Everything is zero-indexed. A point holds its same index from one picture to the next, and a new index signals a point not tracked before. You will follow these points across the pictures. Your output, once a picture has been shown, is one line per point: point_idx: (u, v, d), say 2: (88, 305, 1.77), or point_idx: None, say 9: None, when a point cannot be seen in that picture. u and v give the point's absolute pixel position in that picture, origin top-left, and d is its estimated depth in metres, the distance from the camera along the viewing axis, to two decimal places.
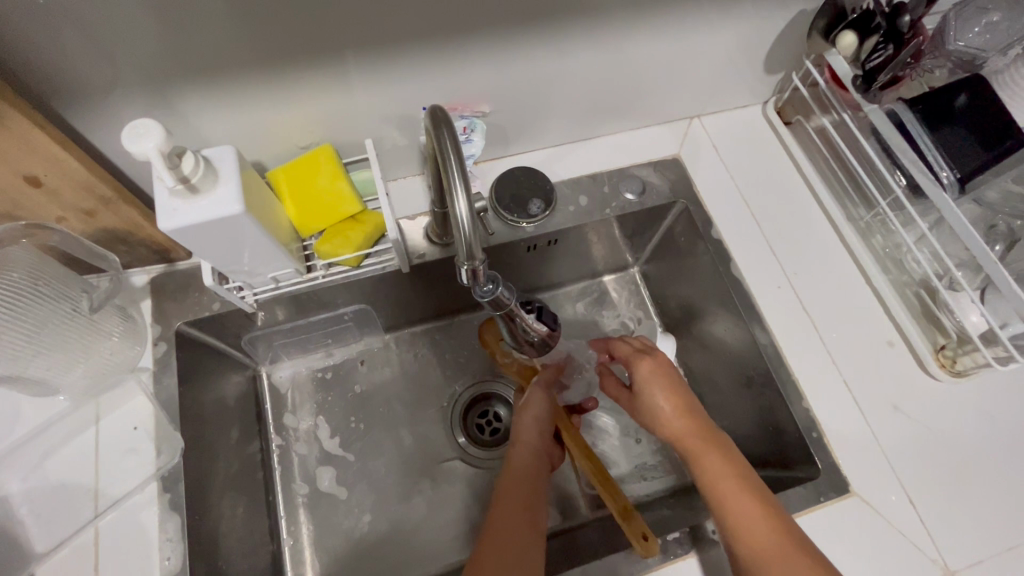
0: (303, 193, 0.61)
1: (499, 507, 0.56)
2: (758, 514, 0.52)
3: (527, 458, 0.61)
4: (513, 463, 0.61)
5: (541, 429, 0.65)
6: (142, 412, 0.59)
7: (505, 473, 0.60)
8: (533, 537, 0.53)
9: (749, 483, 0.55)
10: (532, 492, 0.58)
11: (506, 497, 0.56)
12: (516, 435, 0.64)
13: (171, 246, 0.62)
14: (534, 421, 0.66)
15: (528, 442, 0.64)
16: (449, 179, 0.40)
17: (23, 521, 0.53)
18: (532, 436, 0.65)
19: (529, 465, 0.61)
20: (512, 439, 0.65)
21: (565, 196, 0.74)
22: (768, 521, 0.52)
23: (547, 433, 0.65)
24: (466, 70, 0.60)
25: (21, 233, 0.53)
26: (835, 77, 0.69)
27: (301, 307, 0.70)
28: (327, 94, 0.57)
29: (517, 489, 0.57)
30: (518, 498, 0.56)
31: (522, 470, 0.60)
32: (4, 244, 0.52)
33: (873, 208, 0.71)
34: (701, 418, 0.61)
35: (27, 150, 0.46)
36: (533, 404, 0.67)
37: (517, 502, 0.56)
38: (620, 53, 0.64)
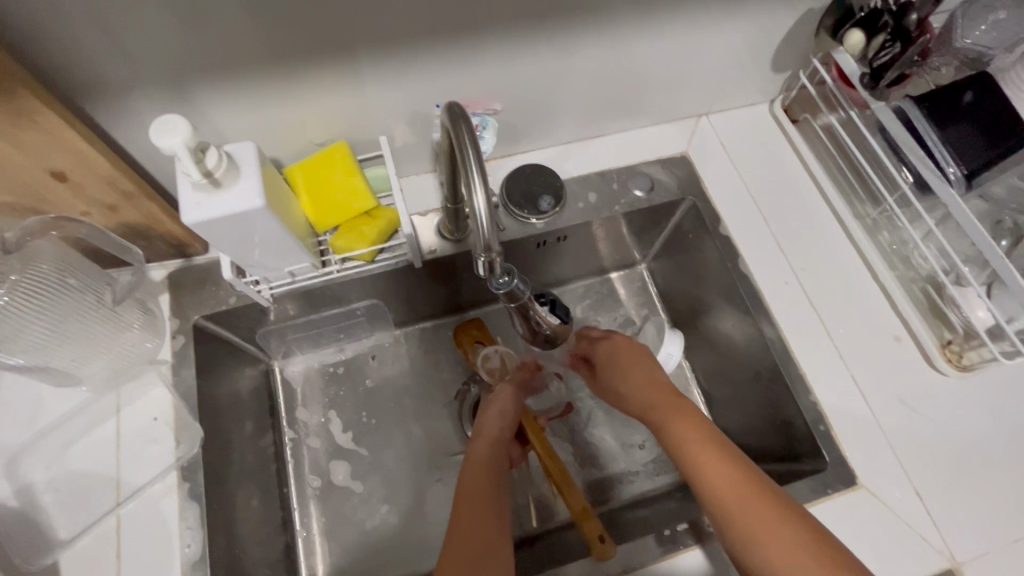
0: (319, 188, 0.62)
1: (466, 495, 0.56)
2: (729, 469, 0.51)
3: (488, 450, 0.63)
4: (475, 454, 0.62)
5: (504, 422, 0.67)
6: (161, 403, 0.60)
7: (471, 462, 0.61)
8: (497, 525, 0.53)
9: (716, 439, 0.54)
10: (493, 478, 0.59)
11: (468, 486, 0.57)
12: (477, 428, 0.66)
13: (189, 241, 0.64)
14: (498, 415, 0.67)
15: (491, 434, 0.65)
16: (467, 174, 0.41)
17: (46, 508, 0.55)
18: (495, 429, 0.66)
19: (490, 455, 0.62)
20: (473, 432, 0.66)
21: (575, 193, 0.75)
22: (736, 474, 0.51)
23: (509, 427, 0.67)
24: (479, 69, 0.61)
25: (49, 226, 0.54)
26: (842, 75, 0.69)
27: (315, 302, 0.71)
28: (343, 92, 0.59)
29: (482, 479, 0.58)
30: (483, 485, 0.57)
31: (482, 461, 0.61)
32: (33, 238, 0.53)
33: (880, 205, 0.71)
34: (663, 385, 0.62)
35: (55, 145, 0.47)
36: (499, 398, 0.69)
37: (482, 490, 0.56)
38: (630, 51, 0.66)
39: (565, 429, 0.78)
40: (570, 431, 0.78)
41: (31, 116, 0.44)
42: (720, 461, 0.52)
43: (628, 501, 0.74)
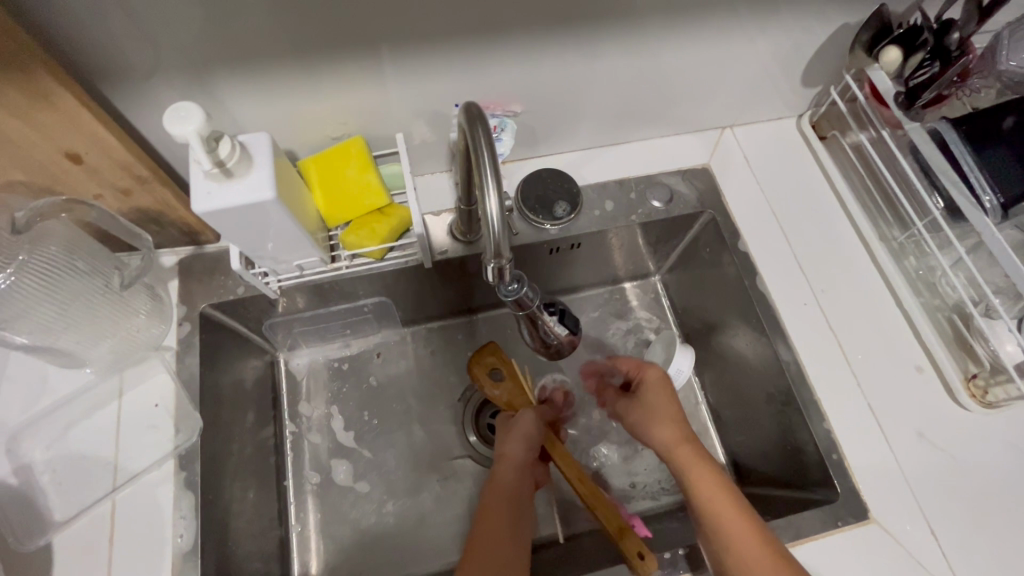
0: (332, 183, 0.61)
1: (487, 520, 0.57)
2: (751, 529, 0.53)
3: (514, 476, 0.61)
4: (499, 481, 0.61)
5: (526, 446, 0.64)
6: (163, 390, 0.60)
7: (494, 485, 0.60)
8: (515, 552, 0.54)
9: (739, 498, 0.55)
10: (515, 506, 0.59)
11: (491, 512, 0.57)
12: (500, 450, 0.64)
13: (200, 229, 0.63)
14: (521, 438, 0.64)
15: (515, 459, 0.62)
16: (482, 176, 0.40)
17: (43, 489, 0.54)
18: (519, 452, 0.63)
19: (516, 486, 0.60)
20: (496, 455, 0.64)
21: (591, 200, 0.74)
22: (756, 536, 0.52)
23: (533, 451, 0.64)
24: (501, 70, 0.60)
25: (60, 208, 0.53)
26: (876, 93, 0.67)
27: (323, 296, 0.71)
28: (363, 87, 0.58)
29: (505, 504, 0.58)
30: (503, 512, 0.58)
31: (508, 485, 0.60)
32: (43, 220, 0.52)
33: (908, 229, 0.69)
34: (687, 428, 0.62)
35: (71, 127, 0.47)
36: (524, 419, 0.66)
37: (504, 525, 0.56)
38: (656, 59, 0.64)
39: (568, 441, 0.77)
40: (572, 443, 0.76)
41: (47, 97, 0.44)
42: (742, 522, 0.53)
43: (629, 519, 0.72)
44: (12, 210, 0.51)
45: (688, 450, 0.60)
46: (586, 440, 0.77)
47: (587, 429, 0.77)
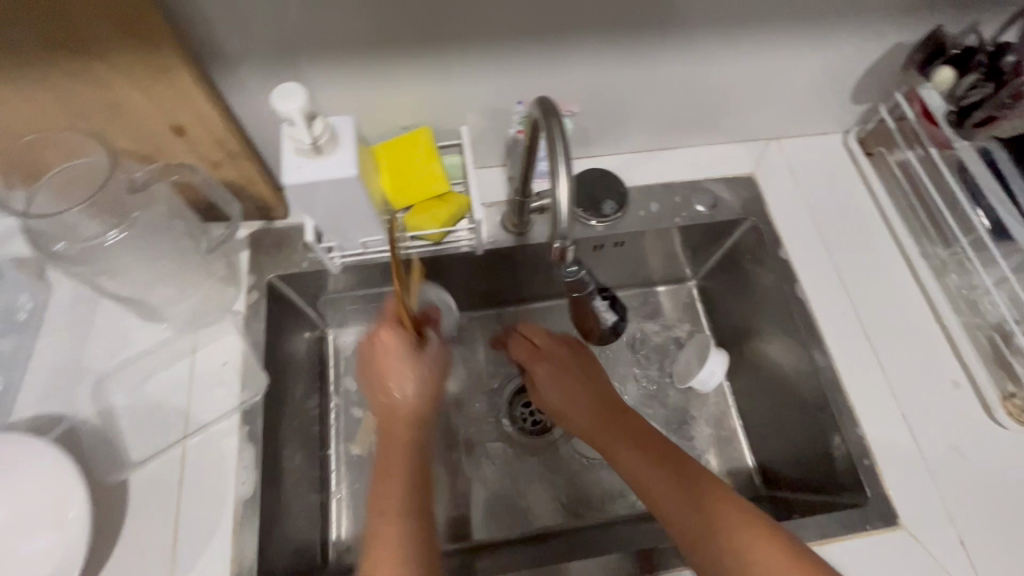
0: (399, 166, 0.66)
1: (378, 484, 0.61)
2: (738, 514, 0.52)
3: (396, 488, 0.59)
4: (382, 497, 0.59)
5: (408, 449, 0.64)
6: (231, 350, 0.65)
7: (388, 447, 0.64)
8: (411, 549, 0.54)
9: (713, 483, 0.55)
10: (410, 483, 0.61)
11: (380, 494, 0.60)
12: (385, 382, 0.68)
13: (273, 204, 0.68)
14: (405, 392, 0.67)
15: (407, 400, 0.67)
16: (553, 161, 0.43)
17: (123, 431, 0.60)
18: (404, 400, 0.67)
19: (409, 459, 0.63)
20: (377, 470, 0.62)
21: (637, 201, 0.77)
22: (736, 515, 0.52)
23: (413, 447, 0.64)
24: (564, 71, 0.64)
25: (166, 171, 0.58)
26: (926, 113, 0.68)
27: (376, 277, 0.75)
28: (435, 81, 0.62)
29: (391, 466, 0.62)
30: (391, 476, 0.61)
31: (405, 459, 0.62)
32: (155, 180, 0.58)
33: (952, 246, 0.70)
34: (654, 432, 0.61)
35: (181, 102, 0.52)
36: (429, 355, 0.70)
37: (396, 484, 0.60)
38: (711, 67, 0.67)
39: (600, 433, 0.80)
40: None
41: (166, 73, 0.49)
42: (731, 511, 0.52)
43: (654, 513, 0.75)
44: (129, 172, 0.57)
45: (649, 442, 0.60)
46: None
47: None
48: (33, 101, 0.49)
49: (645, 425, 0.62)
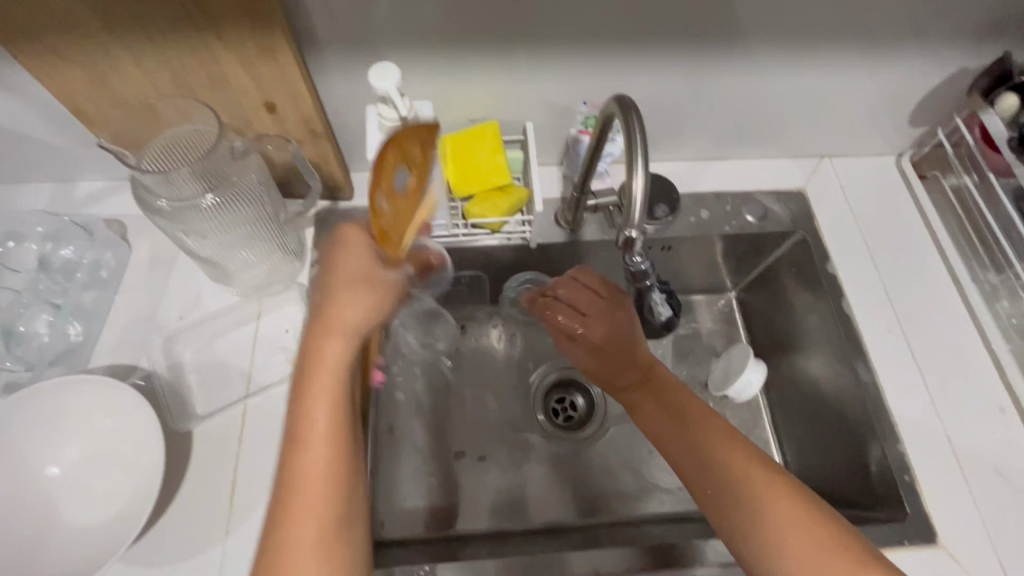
0: (464, 157, 0.68)
1: (298, 449, 0.50)
2: (762, 476, 0.52)
3: (343, 356, 0.53)
4: (325, 355, 0.52)
5: (366, 315, 0.53)
6: (292, 319, 0.68)
7: (316, 370, 0.52)
8: (348, 456, 0.51)
9: (754, 458, 0.53)
10: (336, 405, 0.51)
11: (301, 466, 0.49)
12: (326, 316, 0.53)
13: (342, 186, 0.72)
14: (364, 308, 0.53)
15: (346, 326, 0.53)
16: (632, 154, 0.45)
17: (190, 385, 0.63)
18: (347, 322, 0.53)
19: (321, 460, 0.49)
20: (322, 325, 0.53)
21: (688, 207, 0.78)
22: (774, 491, 0.51)
23: (367, 323, 0.54)
24: (631, 75, 0.66)
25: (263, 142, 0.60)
26: (986, 138, 0.69)
27: (427, 262, 0.78)
28: (507, 76, 0.65)
29: (325, 326, 0.53)
30: (353, 292, 0.54)
31: (333, 371, 0.52)
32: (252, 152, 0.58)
33: (1004, 271, 0.71)
34: (354, 330, 0.53)
35: (280, 81, 0.55)
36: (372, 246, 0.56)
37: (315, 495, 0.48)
38: (775, 81, 0.69)
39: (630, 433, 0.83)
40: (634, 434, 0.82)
41: (271, 51, 0.52)
42: (775, 496, 0.50)
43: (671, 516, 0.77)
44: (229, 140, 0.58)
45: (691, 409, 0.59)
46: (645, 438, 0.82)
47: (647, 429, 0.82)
48: (148, 69, 0.53)
49: (338, 342, 0.53)
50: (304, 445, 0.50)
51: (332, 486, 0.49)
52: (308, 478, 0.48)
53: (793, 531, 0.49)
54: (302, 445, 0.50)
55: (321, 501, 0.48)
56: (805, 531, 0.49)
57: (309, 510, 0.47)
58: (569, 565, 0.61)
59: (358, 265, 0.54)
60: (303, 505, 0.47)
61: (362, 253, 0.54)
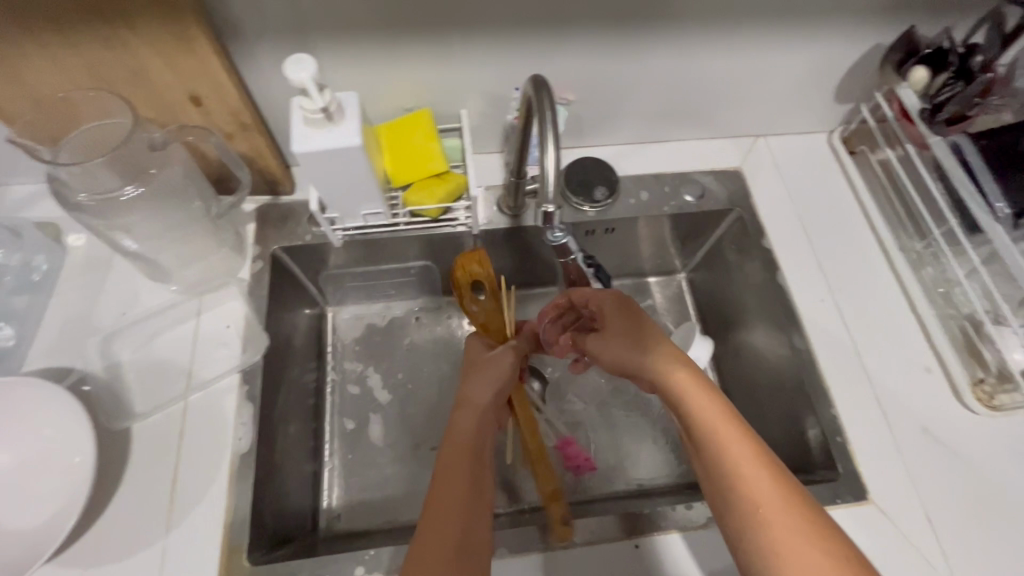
0: (399, 147, 0.69)
1: (441, 469, 0.55)
2: (778, 498, 0.47)
3: (474, 420, 0.61)
4: (458, 425, 0.60)
5: (492, 390, 0.65)
6: (234, 314, 0.68)
7: (455, 434, 0.59)
8: (484, 496, 0.54)
9: (777, 481, 0.48)
10: (478, 455, 0.58)
11: (443, 471, 0.55)
12: (466, 395, 0.64)
13: (280, 179, 0.72)
14: (486, 381, 0.65)
15: (478, 402, 0.63)
16: (543, 134, 0.48)
17: (129, 384, 0.63)
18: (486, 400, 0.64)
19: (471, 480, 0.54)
20: (460, 398, 0.64)
21: (628, 189, 0.80)
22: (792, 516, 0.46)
23: (501, 394, 0.65)
24: (559, 59, 0.67)
25: (184, 133, 0.59)
26: (904, 112, 0.72)
27: (376, 254, 0.80)
28: (437, 63, 0.66)
29: (479, 385, 0.65)
30: (477, 374, 0.66)
31: (475, 432, 0.60)
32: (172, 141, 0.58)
33: (927, 239, 0.73)
34: (469, 362, 0.69)
35: (200, 71, 0.55)
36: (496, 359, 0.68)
37: (456, 503, 0.52)
38: (701, 62, 0.71)
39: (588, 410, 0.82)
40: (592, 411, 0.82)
41: (186, 41, 0.52)
42: (786, 516, 0.46)
43: (633, 491, 0.76)
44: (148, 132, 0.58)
45: (715, 409, 0.53)
46: (603, 414, 0.82)
47: (610, 411, 0.82)
48: (61, 63, 0.52)
49: (489, 390, 0.65)
50: (438, 486, 0.54)
51: (471, 523, 0.51)
52: (434, 510, 0.51)
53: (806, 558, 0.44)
54: (445, 470, 0.55)
55: (443, 504, 0.52)
56: (825, 565, 0.43)
57: (442, 536, 0.49)
58: (540, 541, 0.60)
59: (472, 350, 0.71)
60: (438, 505, 0.52)
61: (480, 342, 0.71)
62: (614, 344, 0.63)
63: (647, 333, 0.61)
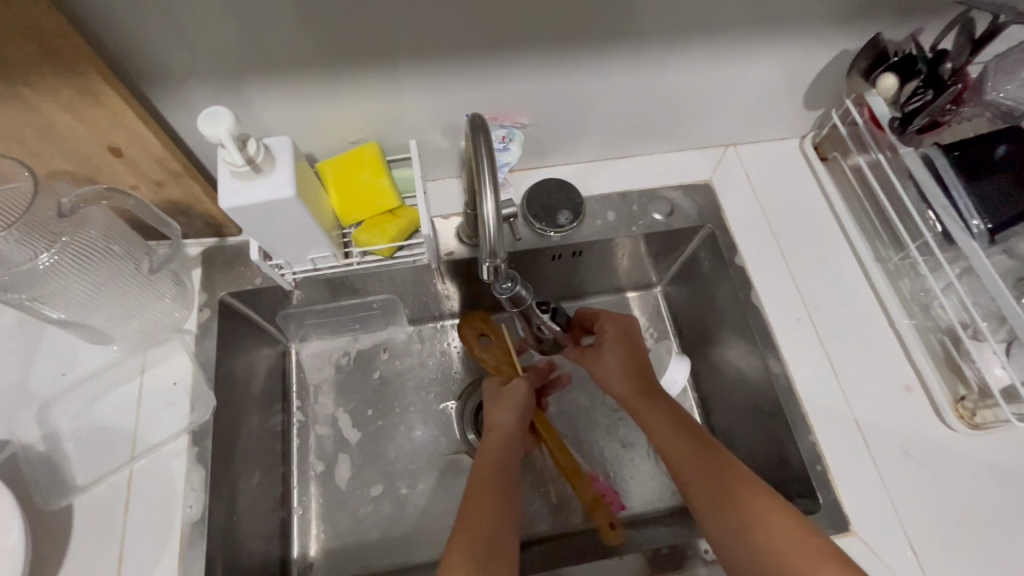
0: (346, 185, 0.65)
1: (472, 491, 0.58)
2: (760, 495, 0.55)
3: (502, 442, 0.64)
4: (487, 447, 0.64)
5: (515, 414, 0.68)
6: (181, 369, 0.64)
7: (484, 457, 0.62)
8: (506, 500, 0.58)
9: (754, 481, 0.56)
10: (507, 473, 0.61)
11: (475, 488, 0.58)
12: (490, 422, 0.68)
13: (224, 222, 0.68)
14: (508, 410, 0.69)
15: (505, 428, 0.66)
16: (481, 181, 0.46)
17: (69, 455, 0.59)
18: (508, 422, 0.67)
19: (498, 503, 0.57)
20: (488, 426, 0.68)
21: (594, 210, 0.77)
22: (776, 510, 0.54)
23: (522, 417, 0.69)
24: (508, 84, 0.64)
25: (100, 196, 0.57)
26: (874, 119, 0.69)
27: (335, 289, 0.75)
28: (380, 96, 0.62)
29: (503, 415, 0.68)
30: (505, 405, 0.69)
31: (499, 452, 0.63)
32: (86, 205, 0.56)
33: (903, 251, 0.70)
34: (495, 392, 0.72)
35: (114, 122, 0.51)
36: (511, 391, 0.71)
37: (482, 523, 0.54)
38: (659, 79, 0.67)
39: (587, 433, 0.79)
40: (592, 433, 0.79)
41: (94, 94, 0.48)
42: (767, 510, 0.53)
43: (629, 521, 0.73)
44: (57, 197, 0.54)
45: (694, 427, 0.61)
46: (604, 436, 0.79)
47: (596, 439, 0.78)
48: None
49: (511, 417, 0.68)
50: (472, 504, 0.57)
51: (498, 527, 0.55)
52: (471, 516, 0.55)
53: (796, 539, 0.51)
54: (475, 495, 0.57)
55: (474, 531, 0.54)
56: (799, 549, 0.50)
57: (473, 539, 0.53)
58: None
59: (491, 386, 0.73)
60: (465, 529, 0.54)
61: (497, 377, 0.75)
62: (608, 364, 0.69)
63: (636, 356, 0.69)
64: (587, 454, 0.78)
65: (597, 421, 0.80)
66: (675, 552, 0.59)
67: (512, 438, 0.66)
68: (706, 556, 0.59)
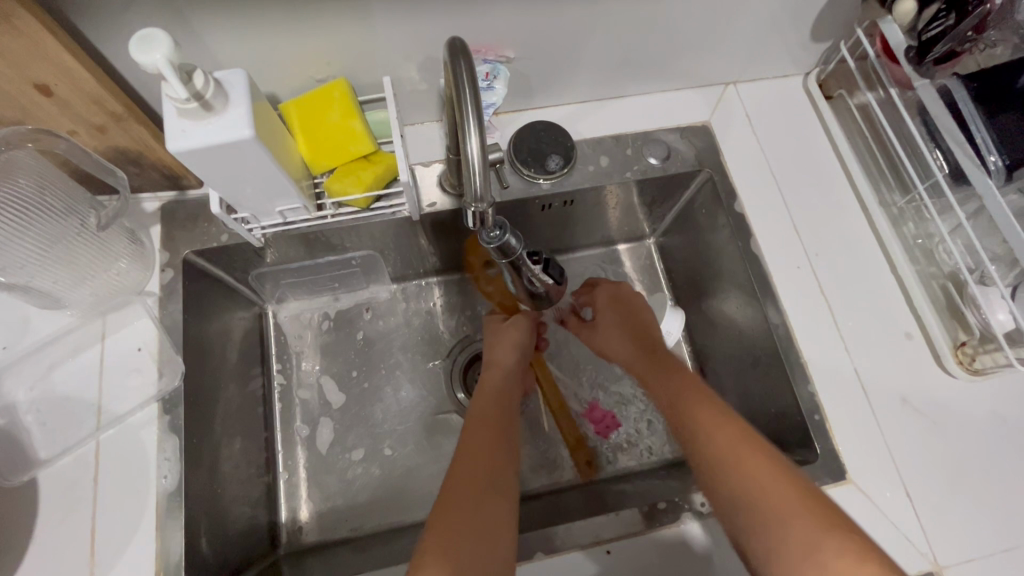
0: (314, 128, 0.59)
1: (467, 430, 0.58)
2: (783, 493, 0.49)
3: (501, 378, 0.66)
4: (488, 381, 0.66)
5: (513, 351, 0.70)
6: (146, 334, 0.60)
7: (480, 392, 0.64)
8: (503, 436, 0.58)
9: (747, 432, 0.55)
10: (506, 407, 0.62)
11: (474, 418, 0.60)
12: (490, 357, 0.69)
13: (182, 173, 0.62)
14: (508, 346, 0.70)
15: (502, 364, 0.68)
16: (463, 115, 0.41)
17: (29, 428, 0.55)
18: (506, 358, 0.69)
19: (494, 439, 0.57)
20: (487, 361, 0.69)
21: (586, 155, 0.72)
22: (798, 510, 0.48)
23: (522, 356, 0.70)
24: (491, 10, 0.57)
25: (28, 137, 0.51)
26: (887, 49, 0.63)
27: (310, 247, 0.70)
28: (347, 26, 0.55)
29: (501, 347, 0.70)
30: (505, 337, 0.71)
31: (495, 389, 0.65)
32: (12, 148, 0.51)
33: (908, 193, 0.67)
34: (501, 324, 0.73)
35: (37, 54, 0.44)
36: (513, 326, 0.72)
37: (480, 457, 0.54)
38: (656, 6, 0.61)
39: (563, 386, 0.77)
40: (564, 386, 0.77)
41: (7, 20, 0.41)
42: (757, 462, 0.52)
43: (618, 474, 0.72)
44: None
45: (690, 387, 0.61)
46: (595, 390, 0.77)
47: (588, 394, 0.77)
48: None
49: (508, 354, 0.69)
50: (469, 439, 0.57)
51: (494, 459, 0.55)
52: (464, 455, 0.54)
53: (827, 557, 0.45)
54: (473, 436, 0.57)
55: (472, 470, 0.53)
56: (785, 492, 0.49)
57: (469, 478, 0.52)
58: (553, 541, 0.57)
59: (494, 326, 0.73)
60: (461, 469, 0.53)
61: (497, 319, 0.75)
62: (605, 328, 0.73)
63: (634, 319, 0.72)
64: (566, 407, 0.76)
65: (570, 374, 0.78)
66: (673, 506, 0.58)
67: (508, 372, 0.68)
68: (702, 509, 0.58)
